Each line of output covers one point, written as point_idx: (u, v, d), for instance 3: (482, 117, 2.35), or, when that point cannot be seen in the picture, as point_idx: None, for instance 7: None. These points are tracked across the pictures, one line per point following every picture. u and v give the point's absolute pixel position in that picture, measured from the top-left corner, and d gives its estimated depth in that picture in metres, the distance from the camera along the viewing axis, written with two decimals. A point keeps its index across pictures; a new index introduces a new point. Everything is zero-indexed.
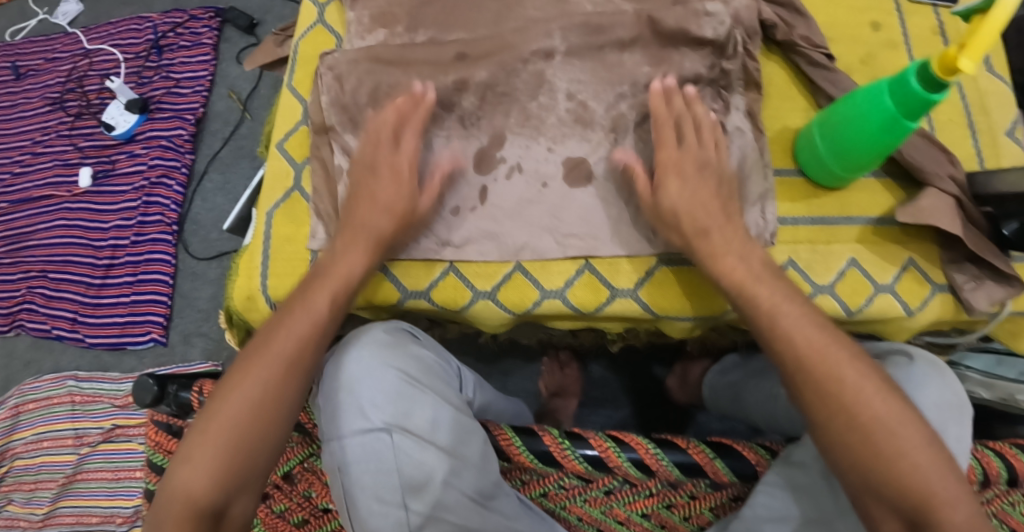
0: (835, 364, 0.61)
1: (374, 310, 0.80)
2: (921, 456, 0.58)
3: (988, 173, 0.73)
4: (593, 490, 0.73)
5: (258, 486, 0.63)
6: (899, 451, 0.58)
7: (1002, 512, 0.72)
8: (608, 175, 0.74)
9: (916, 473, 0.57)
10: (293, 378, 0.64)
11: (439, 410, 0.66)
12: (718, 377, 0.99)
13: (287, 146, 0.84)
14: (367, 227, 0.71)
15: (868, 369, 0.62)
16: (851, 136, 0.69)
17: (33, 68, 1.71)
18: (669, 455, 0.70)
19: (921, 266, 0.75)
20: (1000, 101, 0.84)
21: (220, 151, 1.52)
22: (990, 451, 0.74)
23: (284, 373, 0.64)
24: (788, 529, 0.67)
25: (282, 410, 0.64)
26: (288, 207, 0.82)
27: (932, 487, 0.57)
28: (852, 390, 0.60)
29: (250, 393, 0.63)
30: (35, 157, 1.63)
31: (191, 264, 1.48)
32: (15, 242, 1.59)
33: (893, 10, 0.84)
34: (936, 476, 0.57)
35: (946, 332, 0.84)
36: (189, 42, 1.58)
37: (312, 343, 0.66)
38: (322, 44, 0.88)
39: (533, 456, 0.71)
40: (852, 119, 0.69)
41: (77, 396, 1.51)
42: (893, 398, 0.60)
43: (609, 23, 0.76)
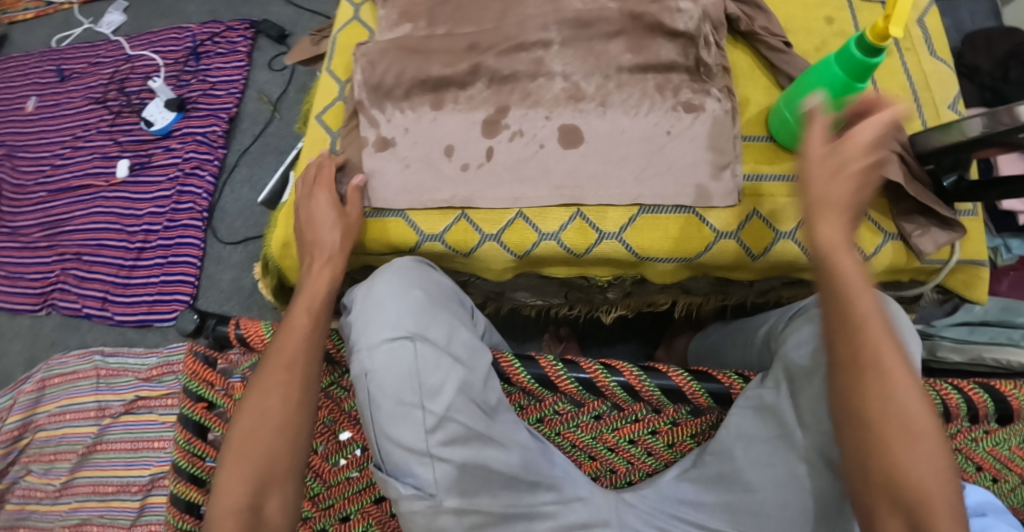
0: (862, 320, 0.65)
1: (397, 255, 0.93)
2: (905, 375, 0.63)
3: (925, 134, 0.87)
4: (584, 415, 0.83)
5: (289, 478, 0.70)
6: (889, 368, 0.63)
7: (965, 448, 0.85)
8: (597, 139, 0.88)
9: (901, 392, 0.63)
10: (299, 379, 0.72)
11: (455, 329, 0.78)
12: (702, 340, 1.08)
13: (325, 117, 0.98)
14: (322, 244, 0.83)
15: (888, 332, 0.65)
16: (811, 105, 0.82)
17: (77, 71, 1.86)
18: (653, 379, 0.80)
19: (875, 218, 0.90)
20: (940, 79, 0.97)
21: (250, 146, 1.67)
22: (948, 386, 0.83)
23: (292, 377, 0.72)
24: (758, 445, 0.75)
25: (295, 411, 0.71)
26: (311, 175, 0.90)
27: (911, 401, 0.63)
28: (874, 344, 0.64)
29: (269, 404, 0.70)
30: (76, 151, 1.77)
31: (218, 248, 1.60)
32: (53, 227, 1.72)
33: (845, 6, 0.98)
34: (915, 395, 0.63)
35: (906, 283, 0.96)
36: (224, 50, 1.75)
37: (310, 343, 0.75)
38: (356, 36, 1.02)
39: (531, 378, 0.81)
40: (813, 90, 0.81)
41: (102, 370, 1.57)
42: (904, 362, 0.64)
43: (595, 19, 0.91)
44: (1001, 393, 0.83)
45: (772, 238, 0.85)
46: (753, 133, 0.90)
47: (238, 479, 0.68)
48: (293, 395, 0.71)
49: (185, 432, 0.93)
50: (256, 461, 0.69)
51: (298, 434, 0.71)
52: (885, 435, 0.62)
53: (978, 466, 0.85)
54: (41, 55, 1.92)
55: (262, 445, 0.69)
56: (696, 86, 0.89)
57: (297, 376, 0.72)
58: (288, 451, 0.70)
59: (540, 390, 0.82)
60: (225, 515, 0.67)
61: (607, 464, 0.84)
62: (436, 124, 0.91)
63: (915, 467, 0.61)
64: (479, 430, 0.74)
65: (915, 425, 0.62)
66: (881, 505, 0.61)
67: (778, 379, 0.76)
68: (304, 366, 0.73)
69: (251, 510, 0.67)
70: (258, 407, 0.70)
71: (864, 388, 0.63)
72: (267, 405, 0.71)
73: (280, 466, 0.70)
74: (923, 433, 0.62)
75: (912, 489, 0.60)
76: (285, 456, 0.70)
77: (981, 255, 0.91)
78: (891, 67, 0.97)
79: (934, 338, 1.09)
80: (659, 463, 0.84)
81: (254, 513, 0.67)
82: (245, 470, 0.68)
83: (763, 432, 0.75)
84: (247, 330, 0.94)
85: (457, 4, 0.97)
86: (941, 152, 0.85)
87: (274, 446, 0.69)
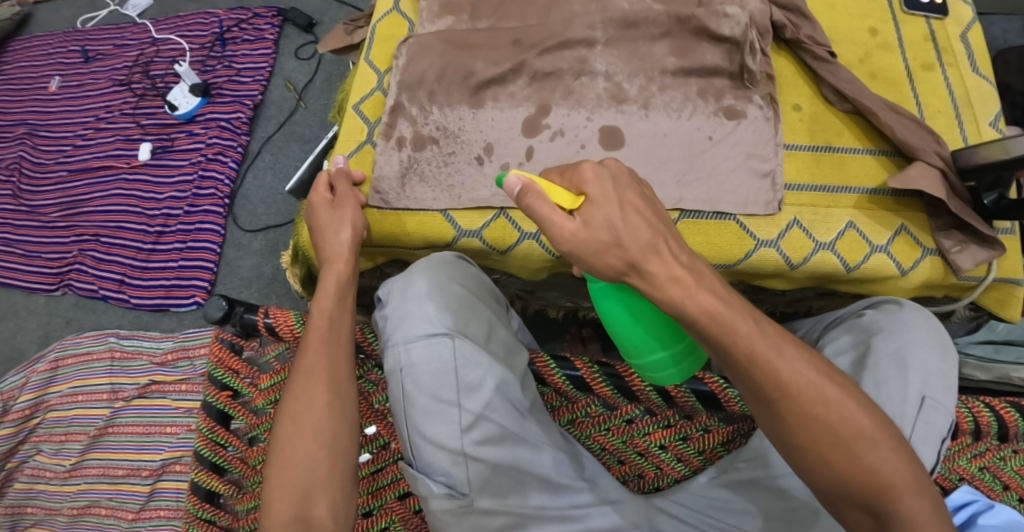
0: (785, 368, 0.61)
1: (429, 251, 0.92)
2: (847, 413, 0.61)
3: (969, 150, 0.86)
4: (616, 419, 0.82)
5: (328, 490, 0.68)
6: (795, 384, 0.61)
7: (993, 467, 0.84)
8: (639, 140, 0.87)
9: (819, 394, 0.61)
10: (322, 387, 0.72)
11: (493, 326, 0.78)
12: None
13: (362, 107, 0.98)
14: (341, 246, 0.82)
15: (816, 365, 0.62)
16: (660, 332, 0.69)
17: (101, 52, 1.86)
18: (689, 385, 0.78)
19: (913, 231, 0.86)
20: (982, 96, 0.95)
21: (273, 134, 1.67)
22: (979, 403, 0.82)
23: (316, 386, 0.72)
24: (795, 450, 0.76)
25: (323, 420, 0.70)
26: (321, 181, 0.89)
27: (834, 408, 0.61)
28: (812, 393, 0.61)
29: (296, 416, 0.70)
30: (97, 132, 1.77)
31: (238, 235, 1.60)
32: (72, 207, 1.72)
33: (888, 18, 0.99)
34: (878, 437, 0.60)
35: (942, 300, 0.95)
36: (251, 37, 1.74)
37: (331, 353, 0.74)
38: (396, 27, 1.02)
39: (566, 380, 0.80)
40: (636, 329, 0.69)
41: (116, 352, 1.56)
42: (851, 402, 0.61)
43: (642, 21, 0.91)
44: None
45: (811, 248, 0.85)
46: (795, 142, 0.90)
47: (279, 494, 0.67)
48: (326, 403, 0.71)
49: (209, 420, 0.93)
50: (301, 470, 0.68)
51: (336, 440, 0.70)
52: (823, 450, 0.61)
53: (1004, 485, 0.84)
54: (66, 36, 1.91)
55: (304, 456, 0.69)
56: (741, 88, 0.88)
57: (326, 390, 0.72)
58: (329, 459, 0.69)
59: (575, 392, 0.81)
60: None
61: (635, 469, 0.83)
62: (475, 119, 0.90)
63: (870, 470, 0.60)
64: (513, 430, 0.74)
65: (851, 431, 0.60)
66: (844, 507, 0.62)
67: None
68: (329, 377, 0.73)
69: (299, 521, 0.66)
70: (288, 420, 0.70)
71: (782, 411, 0.61)
72: (297, 419, 0.70)
73: (322, 474, 0.68)
74: (870, 441, 0.60)
75: (871, 486, 0.60)
76: (324, 463, 0.69)
77: (1017, 273, 0.90)
78: (933, 82, 0.96)
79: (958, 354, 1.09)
80: (688, 470, 0.83)
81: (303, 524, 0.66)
82: (287, 482, 0.67)
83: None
84: (275, 319, 0.93)
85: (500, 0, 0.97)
86: (984, 169, 0.84)
87: (315, 454, 0.69)
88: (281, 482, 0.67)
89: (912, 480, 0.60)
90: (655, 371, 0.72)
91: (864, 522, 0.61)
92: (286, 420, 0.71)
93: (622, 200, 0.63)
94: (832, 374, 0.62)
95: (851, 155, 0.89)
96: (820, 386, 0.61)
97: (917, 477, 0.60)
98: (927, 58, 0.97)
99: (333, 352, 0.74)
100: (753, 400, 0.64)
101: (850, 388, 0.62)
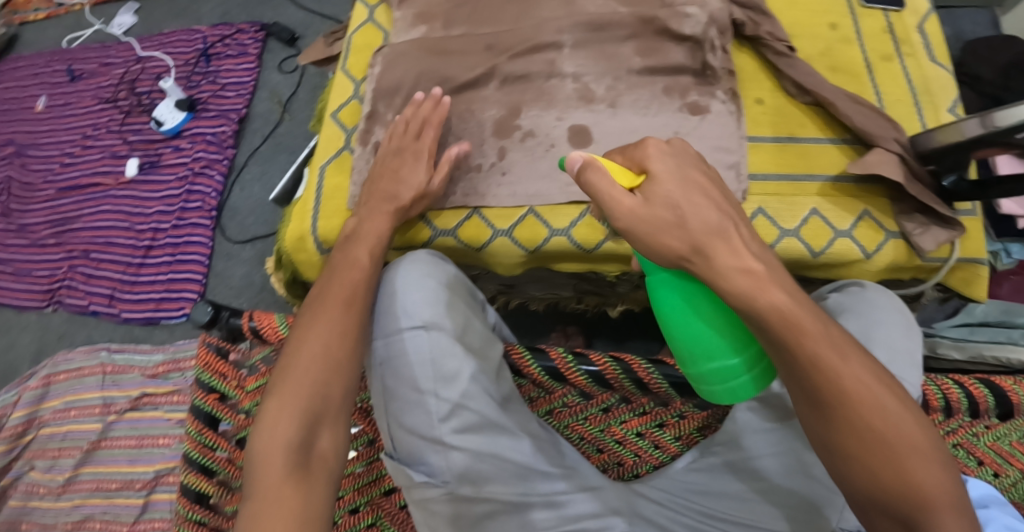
0: (847, 376, 0.62)
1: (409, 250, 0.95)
2: (901, 424, 0.62)
3: (926, 135, 0.89)
4: (593, 407, 0.85)
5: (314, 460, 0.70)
6: (855, 392, 0.62)
7: (967, 443, 0.84)
8: (610, 137, 0.90)
9: (878, 404, 0.62)
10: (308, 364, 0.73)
11: (470, 319, 0.80)
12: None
13: (339, 115, 1.00)
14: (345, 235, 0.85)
15: (876, 377, 0.63)
16: (727, 332, 0.65)
17: (87, 71, 1.88)
18: (661, 371, 0.80)
19: (876, 216, 0.89)
20: (940, 85, 0.99)
21: (259, 147, 1.69)
22: (949, 380, 0.83)
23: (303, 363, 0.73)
24: (767, 431, 0.78)
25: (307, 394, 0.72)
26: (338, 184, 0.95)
27: (891, 418, 0.62)
28: (869, 402, 0.62)
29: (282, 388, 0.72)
30: (85, 150, 1.79)
31: (226, 246, 1.62)
32: (61, 224, 1.74)
33: (848, 13, 1.03)
34: (922, 451, 0.61)
35: (910, 282, 0.98)
36: (234, 52, 1.77)
37: (319, 333, 0.75)
38: (371, 36, 1.05)
39: (542, 371, 0.82)
40: (698, 325, 0.65)
41: (108, 367, 1.58)
42: (908, 415, 0.62)
43: (609, 23, 0.94)
44: (1002, 388, 0.83)
45: (776, 236, 0.88)
46: (759, 134, 0.93)
47: (285, 417, 0.71)
48: (342, 342, 0.75)
49: (197, 423, 0.95)
50: (310, 399, 0.72)
51: (346, 378, 0.74)
52: (869, 458, 0.62)
53: (979, 461, 0.84)
54: (53, 56, 1.94)
55: (315, 385, 0.72)
56: (705, 84, 0.92)
57: (337, 332, 0.75)
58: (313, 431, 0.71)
59: (551, 382, 0.83)
60: (272, 454, 0.69)
61: (614, 457, 0.86)
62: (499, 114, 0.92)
63: (914, 483, 0.60)
64: (491, 418, 0.77)
65: (901, 443, 0.61)
66: (875, 515, 0.62)
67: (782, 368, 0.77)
68: (317, 356, 0.74)
69: (301, 450, 0.70)
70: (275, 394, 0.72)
71: (834, 416, 0.62)
72: (283, 391, 0.72)
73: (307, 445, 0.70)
74: (915, 454, 0.61)
75: (910, 499, 0.60)
76: (334, 398, 0.73)
77: (980, 253, 0.93)
78: (893, 72, 0.99)
79: (933, 336, 1.09)
80: (666, 456, 0.85)
81: (305, 453, 0.70)
82: (294, 410, 0.71)
83: (762, 421, 0.78)
84: (259, 322, 0.96)
85: (473, 6, 1.00)
86: (942, 151, 0.86)
87: (327, 387, 0.73)
88: (267, 449, 0.69)
89: (950, 498, 0.60)
90: (720, 380, 0.66)
91: None
92: (273, 394, 0.73)
93: (685, 183, 0.66)
94: (892, 385, 0.63)
95: (812, 145, 0.92)
96: (879, 396, 0.62)
97: (956, 495, 0.60)
98: (886, 50, 1.01)
99: (356, 303, 0.78)
100: (804, 404, 0.64)
101: (909, 403, 0.63)
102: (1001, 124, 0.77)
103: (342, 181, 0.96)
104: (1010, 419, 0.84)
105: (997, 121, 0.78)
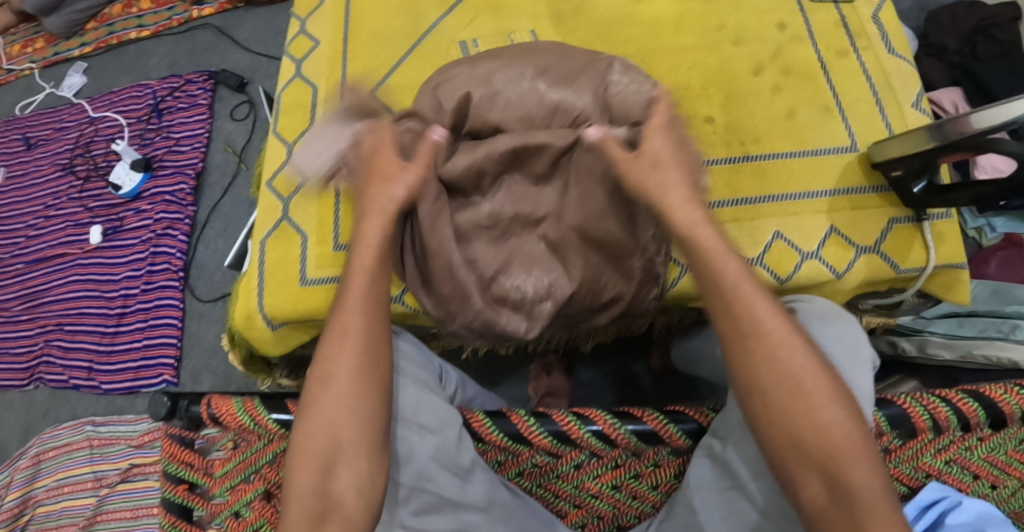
0: (813, 396, 0.66)
1: (301, 326, 0.94)
2: (849, 438, 0.65)
3: (884, 145, 0.89)
4: (564, 465, 0.81)
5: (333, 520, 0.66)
6: (821, 414, 0.65)
7: (960, 458, 0.81)
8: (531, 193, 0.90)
9: (838, 436, 0.65)
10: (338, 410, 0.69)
11: (422, 394, 0.79)
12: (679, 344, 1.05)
13: (275, 183, 0.97)
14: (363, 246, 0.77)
15: (846, 398, 0.67)
16: None
17: (43, 138, 1.84)
18: (627, 425, 0.78)
19: (842, 232, 0.91)
20: (901, 77, 0.99)
21: (220, 200, 1.65)
22: (934, 398, 0.79)
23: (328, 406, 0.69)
24: (724, 491, 0.76)
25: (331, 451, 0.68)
26: (280, 235, 0.94)
27: (849, 439, 0.65)
28: (825, 418, 0.65)
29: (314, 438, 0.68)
30: (48, 220, 1.75)
31: (197, 306, 1.58)
32: (34, 298, 1.71)
33: (797, 10, 1.02)
34: (865, 460, 0.64)
35: (887, 292, 0.96)
36: (185, 104, 1.72)
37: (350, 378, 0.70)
38: (284, 70, 1.04)
39: (503, 435, 0.80)
40: None
41: (94, 440, 1.55)
42: (848, 409, 0.66)
43: None
44: (991, 399, 0.79)
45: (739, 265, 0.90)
46: (711, 156, 0.95)
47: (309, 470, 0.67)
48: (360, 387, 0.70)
49: (170, 517, 0.92)
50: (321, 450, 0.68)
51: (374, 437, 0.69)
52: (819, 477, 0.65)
53: (974, 475, 0.82)
54: (6, 125, 1.89)
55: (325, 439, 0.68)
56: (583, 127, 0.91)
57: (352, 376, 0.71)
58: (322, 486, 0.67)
59: (514, 445, 0.80)
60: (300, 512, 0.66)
61: (594, 511, 0.84)
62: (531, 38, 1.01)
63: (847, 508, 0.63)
64: (450, 497, 0.77)
65: (846, 454, 0.64)
66: (805, 480, 0.65)
67: (727, 429, 0.76)
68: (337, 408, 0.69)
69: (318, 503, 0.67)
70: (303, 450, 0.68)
71: (817, 450, 0.65)
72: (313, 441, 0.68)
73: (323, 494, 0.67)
74: (855, 457, 0.64)
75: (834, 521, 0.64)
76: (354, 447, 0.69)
77: (957, 258, 0.91)
78: (849, 68, 0.98)
79: (923, 334, 1.03)
80: (646, 505, 0.84)
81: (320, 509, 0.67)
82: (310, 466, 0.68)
83: (717, 482, 0.76)
84: (218, 410, 0.91)
85: None
86: (908, 158, 0.86)
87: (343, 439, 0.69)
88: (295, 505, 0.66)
89: (862, 449, 0.65)
90: None
91: (820, 494, 0.65)
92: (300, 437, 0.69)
93: None
94: (857, 416, 0.66)
95: (772, 162, 0.94)
96: (849, 434, 0.65)
97: (866, 443, 0.65)
98: (840, 45, 1.00)
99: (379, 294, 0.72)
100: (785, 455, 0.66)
101: (854, 409, 0.67)
102: (964, 131, 0.78)
103: (285, 252, 0.92)
104: (1002, 429, 0.81)
105: (965, 127, 0.78)
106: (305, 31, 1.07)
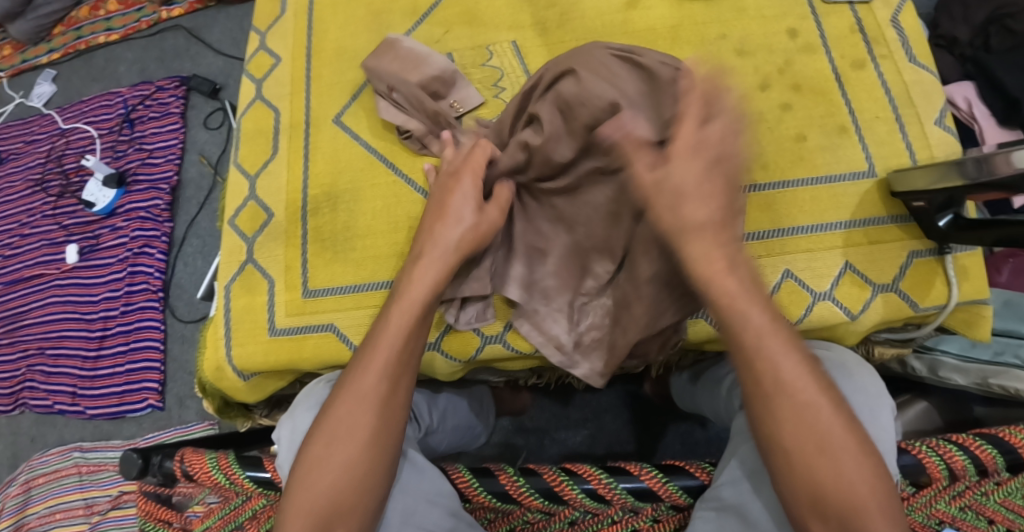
0: (833, 447, 0.65)
1: (278, 374, 0.91)
2: (863, 491, 0.64)
3: (905, 174, 0.84)
4: (557, 523, 0.73)
5: None
6: (839, 463, 0.64)
7: (975, 504, 0.70)
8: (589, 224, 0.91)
9: (852, 487, 0.64)
10: (354, 455, 0.70)
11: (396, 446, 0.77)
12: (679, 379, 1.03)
13: (238, 221, 0.95)
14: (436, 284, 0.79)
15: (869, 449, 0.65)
16: None
17: (14, 152, 1.76)
18: (622, 483, 0.72)
19: (858, 270, 0.86)
20: (923, 91, 0.92)
21: (196, 216, 1.59)
22: (949, 445, 0.73)
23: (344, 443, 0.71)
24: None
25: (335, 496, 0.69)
26: (245, 278, 0.92)
27: (863, 493, 0.63)
28: (842, 470, 0.64)
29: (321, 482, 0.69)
30: (23, 239, 1.68)
31: (179, 327, 1.54)
32: (13, 322, 1.63)
33: (809, 14, 0.96)
34: (881, 514, 0.63)
35: (903, 326, 0.92)
36: (157, 113, 1.65)
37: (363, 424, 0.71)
38: (245, 92, 1.02)
39: (489, 495, 0.74)
40: None
41: (83, 467, 1.48)
42: (869, 463, 0.64)
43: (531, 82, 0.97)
44: (1009, 443, 0.72)
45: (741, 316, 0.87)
46: None
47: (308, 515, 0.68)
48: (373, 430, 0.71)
49: None
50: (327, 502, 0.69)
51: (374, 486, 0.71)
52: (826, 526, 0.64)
53: (990, 520, 0.69)
54: None
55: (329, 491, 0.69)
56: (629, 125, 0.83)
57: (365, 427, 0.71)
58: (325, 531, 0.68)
59: (501, 505, 0.74)
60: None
61: None
62: (515, 56, 0.98)
63: None
64: None
65: (860, 506, 0.63)
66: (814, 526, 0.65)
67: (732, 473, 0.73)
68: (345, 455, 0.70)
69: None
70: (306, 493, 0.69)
71: (827, 500, 0.64)
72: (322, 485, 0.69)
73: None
74: (869, 511, 0.63)
75: None
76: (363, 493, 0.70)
77: (982, 295, 0.86)
78: (866, 81, 0.93)
79: (934, 353, 0.95)
80: None
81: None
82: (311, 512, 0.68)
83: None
84: (190, 466, 0.82)
85: None
86: (932, 192, 0.81)
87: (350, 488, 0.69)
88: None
89: (879, 504, 0.63)
90: None
91: None
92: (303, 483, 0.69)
93: None
94: (881, 469, 0.64)
95: (783, 197, 0.89)
96: (867, 488, 0.64)
97: (885, 497, 0.64)
98: (856, 55, 0.94)
99: (420, 333, 0.76)
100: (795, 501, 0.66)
101: (878, 461, 0.65)
102: (995, 173, 0.72)
103: (251, 300, 0.91)
104: None
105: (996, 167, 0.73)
106: (265, 46, 1.03)
